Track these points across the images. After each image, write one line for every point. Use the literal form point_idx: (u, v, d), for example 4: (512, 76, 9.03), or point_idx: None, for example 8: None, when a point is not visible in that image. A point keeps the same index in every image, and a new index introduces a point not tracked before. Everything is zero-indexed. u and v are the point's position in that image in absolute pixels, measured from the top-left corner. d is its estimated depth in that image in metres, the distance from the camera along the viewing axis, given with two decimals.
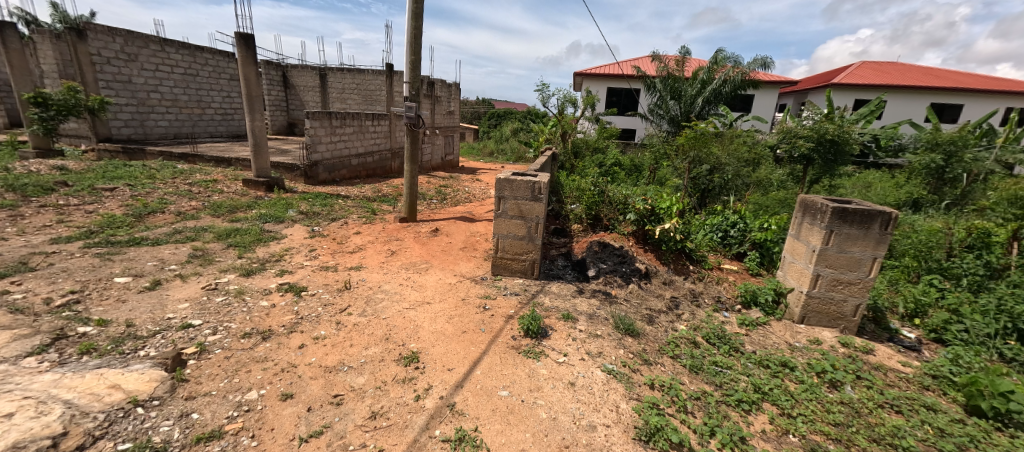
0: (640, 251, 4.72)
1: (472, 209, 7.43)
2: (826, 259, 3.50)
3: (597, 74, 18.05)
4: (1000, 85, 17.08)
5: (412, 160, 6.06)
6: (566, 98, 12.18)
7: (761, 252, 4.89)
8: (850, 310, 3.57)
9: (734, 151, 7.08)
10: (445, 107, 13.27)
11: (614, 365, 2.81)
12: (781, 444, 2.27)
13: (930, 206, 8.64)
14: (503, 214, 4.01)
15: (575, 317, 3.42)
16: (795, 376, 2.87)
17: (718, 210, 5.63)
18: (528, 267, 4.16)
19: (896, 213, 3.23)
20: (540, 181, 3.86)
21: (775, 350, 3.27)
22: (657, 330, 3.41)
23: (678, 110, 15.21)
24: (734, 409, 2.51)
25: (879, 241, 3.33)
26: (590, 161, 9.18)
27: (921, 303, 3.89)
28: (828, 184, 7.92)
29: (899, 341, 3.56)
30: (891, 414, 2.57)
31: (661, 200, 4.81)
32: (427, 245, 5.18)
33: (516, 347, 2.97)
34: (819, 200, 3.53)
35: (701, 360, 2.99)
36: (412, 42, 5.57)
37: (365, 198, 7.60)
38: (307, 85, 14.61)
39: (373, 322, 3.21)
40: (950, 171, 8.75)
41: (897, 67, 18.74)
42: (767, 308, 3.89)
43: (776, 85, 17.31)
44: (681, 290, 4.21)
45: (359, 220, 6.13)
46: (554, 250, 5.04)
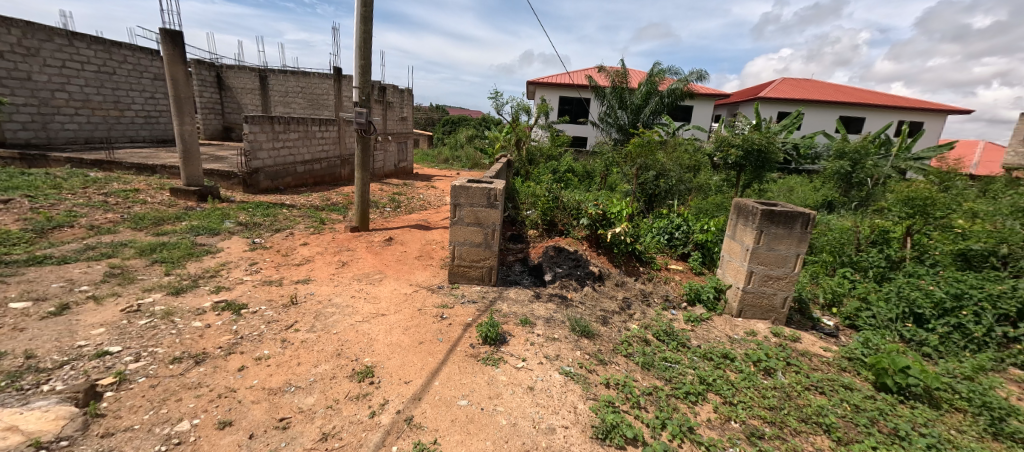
0: (594, 255, 4.87)
1: (428, 216, 7.32)
2: (758, 256, 3.82)
3: (549, 83, 18.52)
4: (893, 101, 19.52)
5: (364, 167, 5.87)
6: (519, 105, 12.34)
7: (703, 252, 5.24)
8: (779, 302, 3.91)
9: (677, 158, 7.51)
10: (399, 112, 12.92)
11: (571, 367, 2.87)
12: (724, 430, 2.43)
13: (842, 207, 9.69)
14: (459, 221, 4.00)
15: (533, 322, 3.47)
16: (735, 366, 3.09)
17: (664, 214, 5.96)
18: (485, 274, 4.16)
19: (814, 214, 3.60)
20: (496, 188, 3.88)
21: (717, 343, 3.50)
22: (611, 330, 3.54)
23: (625, 118, 15.93)
24: (683, 400, 2.66)
25: (800, 239, 3.68)
26: (544, 168, 9.37)
27: (838, 293, 4.35)
28: (758, 188, 8.66)
29: (820, 329, 3.95)
30: (816, 394, 2.84)
31: (612, 206, 5.02)
32: (381, 254, 5.03)
33: (475, 354, 2.95)
34: (750, 203, 3.86)
35: (652, 357, 3.13)
36: (361, 46, 5.42)
37: (313, 207, 7.24)
38: (245, 87, 13.72)
39: (323, 337, 3.05)
40: (856, 176, 9.98)
41: (811, 84, 20.91)
42: (709, 304, 4.15)
43: (711, 96, 18.67)
44: (633, 291, 4.40)
45: (306, 231, 5.83)
46: (511, 256, 5.10)
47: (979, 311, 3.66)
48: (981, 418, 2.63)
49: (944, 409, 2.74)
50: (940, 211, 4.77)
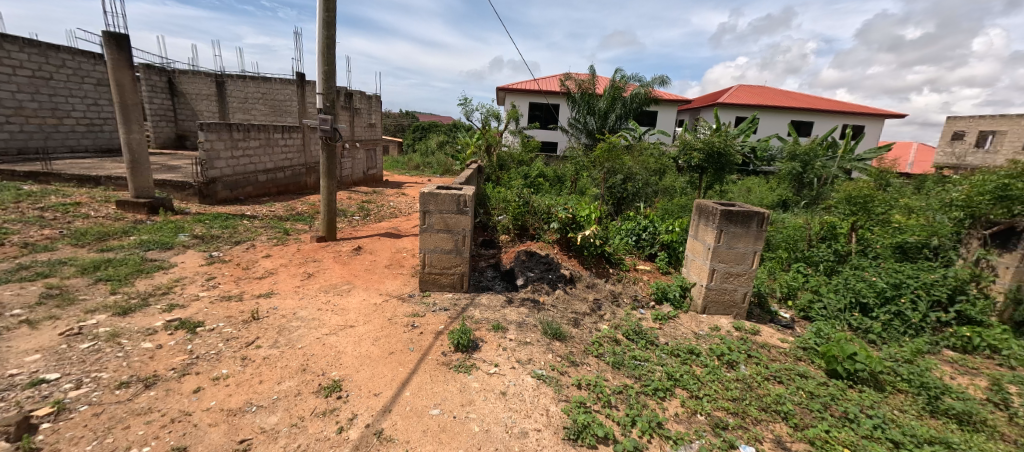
0: (565, 258, 4.93)
1: (398, 224, 7.19)
2: (719, 255, 3.98)
3: (518, 89, 18.69)
4: (838, 107, 20.90)
5: (329, 175, 5.71)
6: (489, 111, 12.38)
7: (669, 252, 5.42)
8: (740, 297, 4.09)
9: (643, 162, 7.74)
10: (366, 119, 12.66)
11: (543, 370, 2.89)
12: (691, 424, 2.51)
13: (796, 205, 10.26)
14: (429, 228, 3.96)
15: (505, 327, 3.46)
16: (700, 361, 3.20)
17: (632, 216, 6.12)
18: (457, 280, 4.13)
19: (768, 213, 3.80)
20: (465, 194, 3.88)
21: (684, 340, 3.61)
22: (582, 331, 3.59)
23: (594, 123, 16.27)
24: (651, 397, 2.72)
25: (757, 237, 3.87)
26: (515, 173, 9.43)
27: (792, 287, 4.59)
28: (719, 189, 9.05)
29: (778, 321, 4.16)
30: (775, 384, 2.99)
31: (581, 209, 5.11)
32: (349, 265, 4.90)
33: (447, 362, 2.91)
34: (710, 204, 4.03)
35: (622, 356, 3.20)
36: (324, 51, 5.29)
37: (276, 217, 6.97)
38: (199, 93, 13.08)
39: (287, 353, 2.93)
40: (807, 177, 10.79)
41: (765, 90, 22.09)
42: (676, 302, 4.28)
43: (674, 102, 19.38)
44: (603, 292, 4.47)
45: (268, 242, 5.60)
46: (483, 262, 5.09)
47: (915, 298, 3.99)
48: (920, 398, 2.84)
49: (888, 390, 2.95)
50: (880, 208, 5.27)
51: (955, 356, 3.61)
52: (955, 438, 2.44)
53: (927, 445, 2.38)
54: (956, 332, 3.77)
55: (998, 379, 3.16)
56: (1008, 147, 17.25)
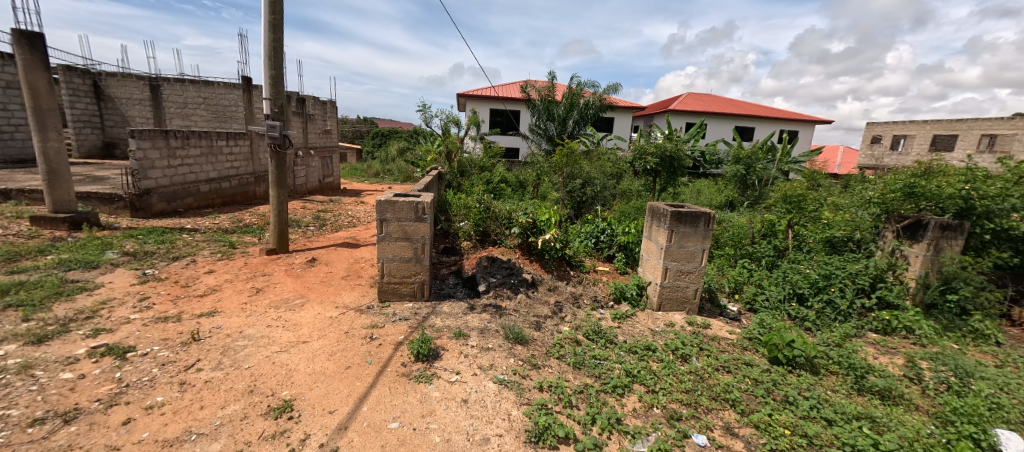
0: (526, 262, 4.97)
1: (355, 233, 6.96)
2: (671, 254, 4.15)
3: (478, 95, 18.73)
4: (776, 113, 22.55)
5: (279, 184, 5.44)
6: (449, 117, 12.30)
7: (627, 253, 5.59)
8: (691, 294, 4.29)
9: (600, 167, 7.98)
10: (322, 125, 12.11)
11: (504, 374, 2.88)
12: (648, 417, 2.60)
13: (741, 205, 10.95)
14: (386, 236, 3.86)
15: (466, 334, 3.43)
16: (656, 356, 3.32)
17: (591, 219, 6.27)
18: (417, 289, 4.04)
19: (714, 213, 4.02)
20: (423, 201, 3.82)
21: (641, 337, 3.73)
22: (545, 334, 3.62)
23: (553, 129, 16.57)
24: (611, 394, 2.79)
25: (705, 235, 4.09)
26: (477, 179, 9.41)
27: (739, 281, 4.87)
28: (672, 191, 9.49)
29: (726, 314, 4.40)
30: (724, 373, 3.15)
31: (541, 214, 5.17)
32: (302, 277, 4.67)
33: (406, 373, 2.84)
34: (661, 205, 4.21)
35: (582, 356, 3.26)
36: (270, 54, 5.06)
37: (221, 230, 6.54)
38: (130, 98, 12.07)
39: (232, 375, 2.74)
40: (750, 179, 11.57)
41: (711, 98, 23.46)
42: (633, 300, 4.43)
43: (629, 109, 20.15)
44: (564, 294, 4.53)
45: (211, 257, 5.24)
46: (445, 269, 5.02)
47: (843, 286, 4.37)
48: (849, 377, 3.11)
49: (822, 373, 3.20)
50: (812, 205, 5.60)
51: (878, 337, 4.01)
52: (878, 413, 2.70)
53: (855, 421, 2.61)
54: (877, 316, 4.19)
55: (913, 356, 3.52)
56: (917, 149, 19.31)
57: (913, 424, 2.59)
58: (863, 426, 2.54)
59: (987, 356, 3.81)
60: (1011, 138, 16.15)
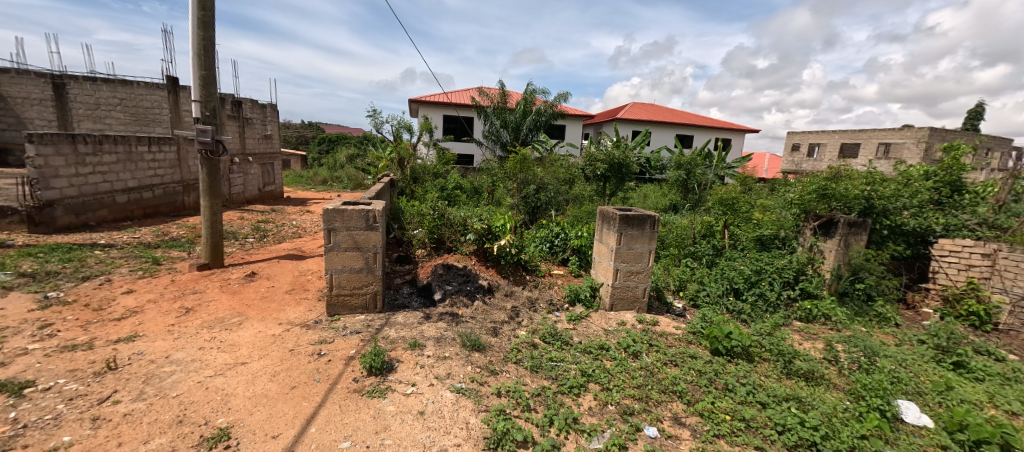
0: (482, 269, 4.98)
1: (301, 244, 6.62)
2: (620, 255, 4.34)
3: (431, 101, 18.54)
4: (712, 123, 24.29)
5: (211, 194, 5.06)
6: (400, 124, 12.05)
7: (580, 256, 5.75)
8: (640, 293, 4.50)
9: (553, 173, 8.17)
10: (261, 129, 11.29)
11: (462, 383, 2.87)
12: (603, 414, 2.70)
13: (684, 207, 11.67)
14: (335, 247, 3.71)
15: (422, 344, 3.38)
16: (610, 355, 3.45)
17: (545, 224, 6.39)
18: (369, 301, 3.92)
19: (658, 215, 4.26)
20: (374, 209, 3.72)
21: (595, 337, 3.86)
22: (502, 340, 3.65)
23: (507, 136, 16.75)
24: (568, 394, 2.86)
25: (651, 237, 4.32)
26: (431, 186, 9.28)
27: (683, 279, 5.18)
28: (621, 195, 9.91)
29: (672, 311, 4.67)
30: (671, 367, 3.34)
31: (496, 220, 5.18)
32: (240, 294, 4.36)
33: (359, 389, 2.74)
34: (610, 209, 4.40)
35: (539, 359, 3.31)
36: (200, 54, 4.72)
37: (143, 245, 5.96)
38: (27, 97, 10.74)
39: (158, 405, 2.51)
40: (691, 183, 12.65)
41: (655, 108, 24.84)
42: (587, 302, 4.58)
43: (579, 116, 20.82)
44: (521, 299, 4.58)
45: (132, 275, 4.76)
46: (399, 278, 4.91)
47: (770, 281, 4.80)
48: (779, 363, 3.41)
49: (756, 361, 3.49)
50: (743, 207, 6.10)
51: (801, 325, 4.44)
52: (803, 393, 2.99)
53: (784, 402, 2.87)
54: (801, 306, 4.65)
55: (830, 340, 3.94)
56: (829, 155, 21.65)
57: (831, 401, 2.91)
58: (791, 406, 2.80)
59: (888, 336, 4.35)
60: (901, 146, 18.66)
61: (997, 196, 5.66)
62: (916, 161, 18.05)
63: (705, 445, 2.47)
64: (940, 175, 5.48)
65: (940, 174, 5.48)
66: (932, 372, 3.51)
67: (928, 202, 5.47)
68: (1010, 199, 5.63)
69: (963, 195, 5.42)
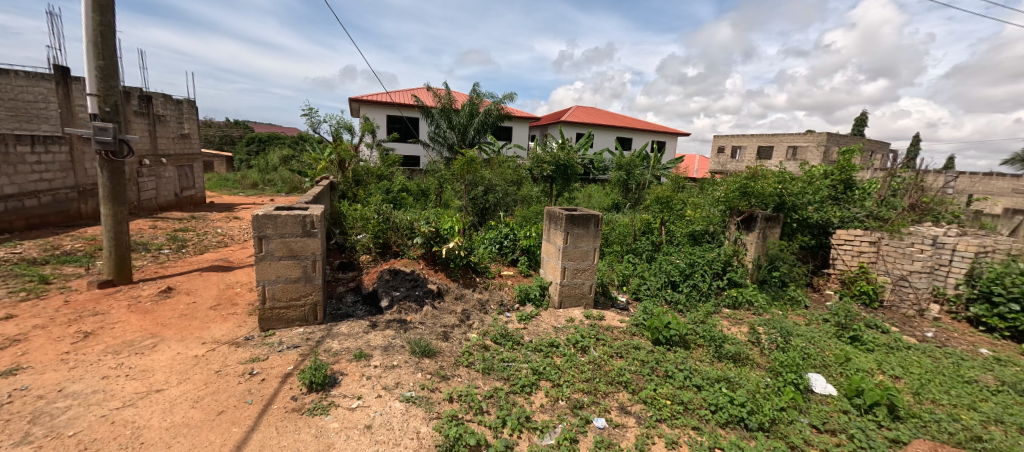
0: (431, 272, 4.87)
1: (228, 254, 6.08)
2: (567, 254, 4.44)
3: (372, 100, 17.87)
4: (649, 126, 25.75)
5: (113, 201, 4.49)
6: (340, 123, 11.49)
7: (529, 256, 5.81)
8: (587, 289, 4.64)
9: (501, 174, 8.19)
10: (178, 128, 10.26)
11: (412, 391, 2.78)
12: (554, 410, 2.75)
13: (625, 206, 12.24)
14: (268, 256, 3.44)
15: (369, 353, 3.23)
16: (560, 352, 3.52)
17: (494, 225, 6.38)
18: (309, 312, 3.68)
19: (601, 214, 4.42)
20: (312, 214, 3.50)
21: (546, 335, 3.92)
22: (452, 344, 3.58)
23: (454, 137, 16.53)
24: (520, 394, 2.88)
25: (595, 235, 4.47)
26: (375, 188, 8.94)
27: (626, 275, 5.41)
28: (567, 195, 10.19)
29: (617, 305, 4.86)
30: (617, 359, 3.47)
31: (444, 222, 5.08)
32: (154, 312, 3.91)
33: (298, 407, 2.57)
34: (557, 210, 4.49)
35: (491, 360, 3.30)
36: (98, 42, 4.19)
37: (27, 262, 5.14)
38: None
39: (49, 446, 2.17)
40: (631, 182, 13.30)
41: (597, 111, 25.84)
42: (537, 301, 4.63)
43: (525, 118, 21.11)
44: (471, 301, 4.54)
45: (13, 297, 4.09)
46: (341, 287, 4.66)
47: (702, 272, 5.18)
48: (711, 348, 3.67)
49: (692, 347, 3.73)
50: (677, 205, 6.48)
51: (729, 311, 4.83)
52: (732, 373, 3.25)
53: (716, 383, 3.09)
54: (729, 294, 5.07)
55: (753, 324, 4.32)
56: (748, 157, 23.83)
57: (755, 379, 3.19)
58: (722, 387, 3.02)
59: (800, 317, 4.85)
60: (806, 149, 21.11)
61: (880, 192, 6.47)
62: (818, 162, 20.46)
63: (649, 431, 2.60)
64: (836, 174, 6.22)
65: (836, 173, 6.21)
66: (834, 346, 3.97)
67: (828, 198, 6.19)
68: (891, 194, 6.50)
69: (855, 191, 6.20)
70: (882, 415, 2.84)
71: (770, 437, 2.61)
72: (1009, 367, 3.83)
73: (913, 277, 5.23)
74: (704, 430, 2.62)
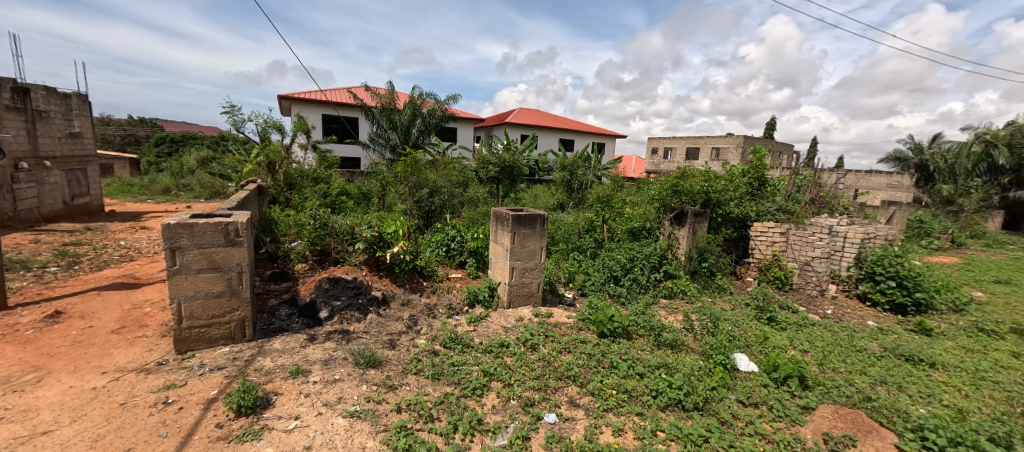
0: (375, 279, 4.67)
1: (134, 269, 5.39)
2: (515, 254, 4.46)
3: (305, 98, 16.81)
4: (590, 128, 26.72)
5: None
6: (268, 122, 10.68)
7: (477, 258, 5.77)
8: (535, 288, 4.70)
9: (446, 176, 8.05)
10: (67, 126, 8.96)
11: (356, 405, 2.64)
12: (506, 410, 2.74)
13: (569, 206, 12.57)
14: (183, 269, 3.10)
15: (307, 369, 3.01)
16: (510, 352, 3.52)
17: (440, 228, 6.25)
18: (235, 330, 3.37)
19: (547, 214, 4.50)
20: (235, 221, 3.21)
21: (495, 336, 3.90)
22: (399, 352, 3.45)
23: (396, 138, 16.01)
24: (471, 397, 2.84)
25: (542, 235, 4.54)
26: (311, 192, 8.41)
27: (572, 272, 5.56)
28: (513, 195, 10.25)
29: (564, 301, 4.98)
30: (566, 354, 3.54)
31: (387, 226, 4.89)
32: (38, 342, 3.36)
33: (225, 435, 2.33)
34: (503, 210, 4.49)
35: (441, 365, 3.22)
36: None
37: None
38: None
39: None
40: (574, 182, 13.71)
41: (540, 113, 26.36)
42: (486, 302, 4.59)
43: (470, 119, 21.01)
44: (419, 307, 4.40)
45: None
46: (274, 299, 4.31)
47: (641, 266, 5.47)
48: (651, 337, 3.86)
49: (634, 337, 3.91)
50: (616, 204, 6.75)
51: (665, 301, 5.14)
52: (670, 359, 3.46)
53: (656, 370, 3.26)
54: (666, 285, 5.40)
55: (687, 312, 4.62)
56: (678, 158, 25.56)
57: (689, 363, 3.42)
58: (662, 373, 3.19)
59: (727, 302, 5.28)
60: (727, 150, 23.11)
61: (787, 188, 7.24)
62: (737, 162, 22.48)
63: (597, 421, 2.67)
64: (751, 173, 6.85)
65: (751, 171, 6.83)
66: (755, 327, 4.36)
67: (746, 193, 6.77)
68: (796, 190, 7.29)
69: (768, 187, 6.82)
70: (795, 385, 3.17)
71: (704, 415, 2.80)
72: (890, 336, 4.44)
73: (813, 262, 5.93)
74: (647, 415, 2.74)
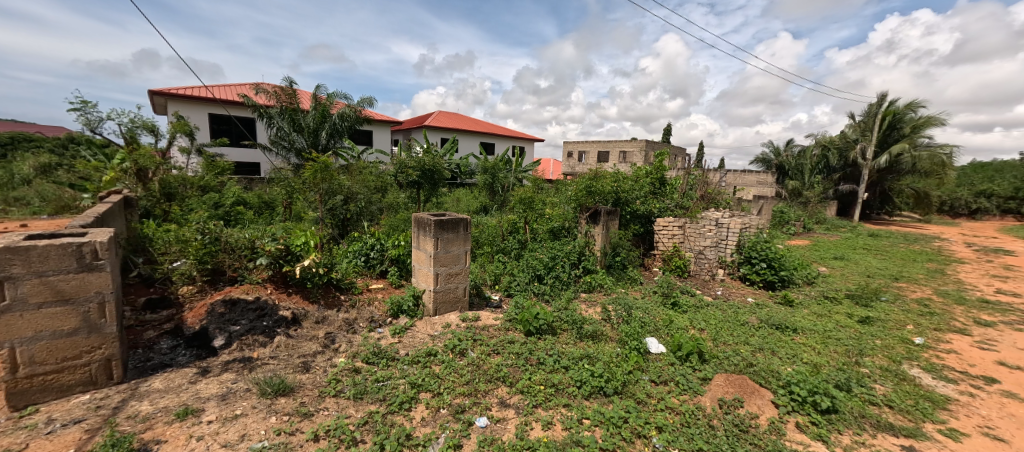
0: (283, 296, 4.23)
1: None
2: (438, 259, 4.35)
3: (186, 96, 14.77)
4: (508, 132, 27.29)
5: None
6: (135, 122, 9.13)
7: (399, 266, 5.53)
8: (461, 293, 4.64)
9: (361, 181, 7.61)
10: None
11: (263, 441, 2.36)
12: (435, 420, 2.65)
13: (492, 207, 12.68)
14: (17, 304, 2.51)
15: (198, 408, 2.62)
16: (438, 360, 3.42)
17: (357, 237, 5.89)
18: (98, 372, 2.80)
19: (469, 217, 4.47)
20: (91, 240, 2.68)
21: (422, 346, 3.76)
22: (315, 374, 3.16)
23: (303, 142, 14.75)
24: (398, 412, 2.70)
25: (465, 238, 4.49)
26: (199, 201, 7.38)
27: (497, 273, 5.59)
28: (434, 199, 10.05)
29: (491, 304, 4.98)
30: (495, 356, 3.54)
31: (295, 237, 4.47)
32: None
33: None
34: (424, 215, 4.35)
35: (364, 383, 3.01)
36: None
37: None
38: None
39: None
40: (495, 185, 13.88)
41: (459, 116, 26.27)
42: (411, 312, 4.41)
43: (385, 122, 20.18)
44: (335, 323, 4.08)
45: None
46: (153, 330, 3.68)
47: (563, 264, 5.71)
48: (574, 331, 4.03)
49: (558, 332, 4.05)
50: (537, 206, 6.94)
51: (586, 295, 5.41)
52: (591, 350, 3.64)
53: (580, 361, 3.41)
54: (585, 280, 5.69)
55: (604, 304, 4.92)
56: (590, 160, 27.22)
57: (609, 351, 3.63)
58: (585, 363, 3.35)
59: (638, 291, 5.74)
60: (633, 153, 25.14)
61: (683, 186, 8.08)
62: (641, 163, 24.57)
63: (527, 418, 2.71)
64: (653, 174, 7.53)
65: (653, 172, 7.52)
66: (662, 312, 4.79)
67: (650, 192, 7.41)
68: (689, 188, 8.17)
69: (668, 186, 7.53)
70: (696, 360, 3.52)
71: (623, 397, 2.99)
72: (766, 309, 5.16)
73: (705, 250, 6.64)
74: (573, 406, 2.85)
